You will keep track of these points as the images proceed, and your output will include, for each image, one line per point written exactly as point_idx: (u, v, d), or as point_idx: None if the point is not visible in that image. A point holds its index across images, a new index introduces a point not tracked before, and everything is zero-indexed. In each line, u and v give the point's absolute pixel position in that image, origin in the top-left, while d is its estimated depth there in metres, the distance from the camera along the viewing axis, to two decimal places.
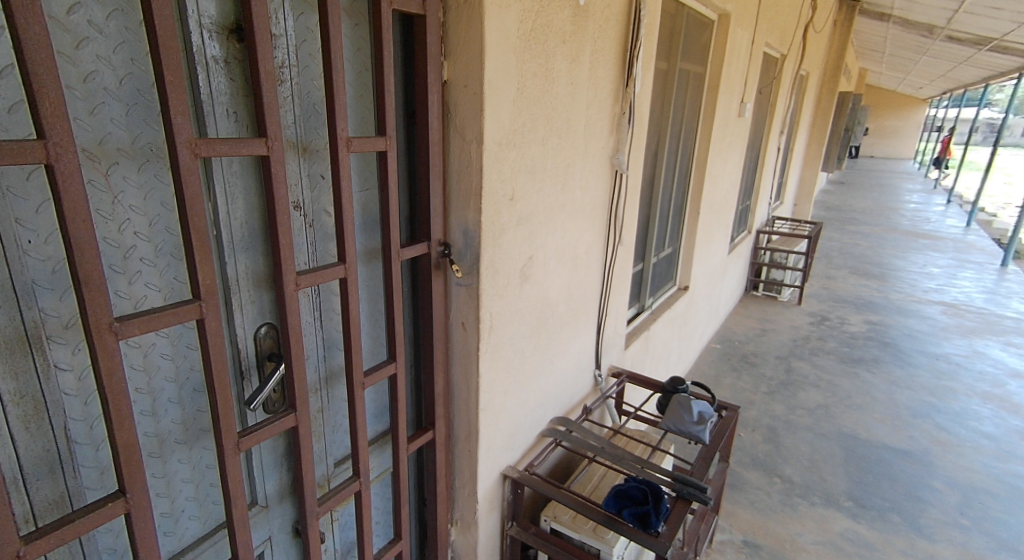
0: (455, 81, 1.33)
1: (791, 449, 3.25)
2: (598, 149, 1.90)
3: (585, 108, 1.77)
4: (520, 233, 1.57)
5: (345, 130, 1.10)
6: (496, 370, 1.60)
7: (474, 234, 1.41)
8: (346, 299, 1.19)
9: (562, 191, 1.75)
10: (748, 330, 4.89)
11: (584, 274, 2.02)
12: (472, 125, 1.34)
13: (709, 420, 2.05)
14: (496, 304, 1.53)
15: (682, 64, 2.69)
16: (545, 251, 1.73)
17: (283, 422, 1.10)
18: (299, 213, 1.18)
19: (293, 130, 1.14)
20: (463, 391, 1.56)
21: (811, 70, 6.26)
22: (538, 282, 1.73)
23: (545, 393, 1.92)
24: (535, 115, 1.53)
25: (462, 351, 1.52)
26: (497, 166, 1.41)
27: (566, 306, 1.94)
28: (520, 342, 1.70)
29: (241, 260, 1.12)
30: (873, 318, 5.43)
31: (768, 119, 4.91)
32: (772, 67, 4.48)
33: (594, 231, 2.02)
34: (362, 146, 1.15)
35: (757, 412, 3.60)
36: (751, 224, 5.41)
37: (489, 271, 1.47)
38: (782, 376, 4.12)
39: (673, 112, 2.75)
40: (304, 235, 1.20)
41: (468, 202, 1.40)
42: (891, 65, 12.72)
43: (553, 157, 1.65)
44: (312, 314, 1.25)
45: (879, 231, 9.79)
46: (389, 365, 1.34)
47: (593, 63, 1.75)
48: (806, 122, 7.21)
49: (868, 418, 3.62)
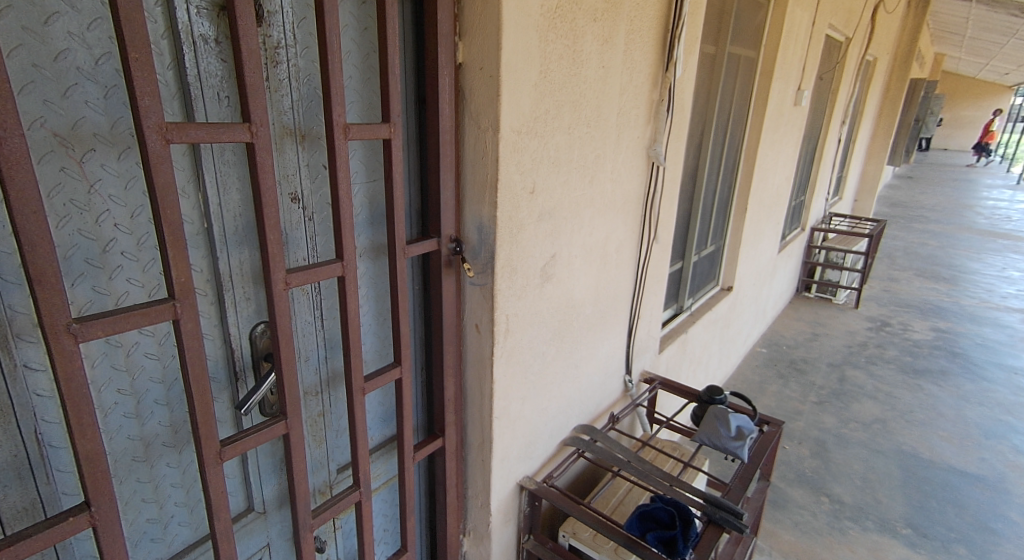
0: (470, 63, 1.23)
1: (843, 466, 3.02)
2: (633, 138, 1.76)
3: (619, 94, 1.63)
4: (541, 229, 1.47)
5: (343, 115, 1.01)
6: (513, 375, 1.50)
7: (489, 230, 1.31)
8: (345, 298, 1.11)
9: (590, 185, 1.62)
10: (798, 334, 4.62)
11: (614, 274, 1.89)
12: (488, 111, 1.23)
13: (749, 435, 1.89)
14: (513, 305, 1.43)
15: (733, 48, 2.50)
16: (570, 249, 1.61)
17: (273, 429, 1.03)
18: (297, 205, 1.10)
19: (291, 115, 1.06)
20: (476, 396, 1.47)
21: (880, 55, 5.84)
22: (562, 281, 1.61)
23: (567, 399, 1.81)
24: (560, 102, 1.41)
25: (476, 354, 1.43)
26: (516, 156, 1.30)
27: (594, 308, 1.83)
28: (540, 346, 1.60)
29: (235, 255, 1.05)
30: (941, 325, 5.04)
31: (829, 108, 4.60)
32: (834, 51, 4.17)
33: (626, 227, 1.88)
34: (363, 133, 1.06)
35: (805, 424, 3.37)
36: (805, 221, 5.12)
37: (506, 271, 1.37)
38: (834, 384, 3.86)
39: (721, 100, 2.57)
40: (303, 228, 1.13)
41: (482, 195, 1.29)
42: (971, 50, 11.83)
43: (580, 147, 1.53)
44: (313, 313, 1.18)
45: (951, 230, 9.15)
46: (394, 369, 1.26)
47: (628, 44, 1.61)
48: (871, 111, 6.76)
49: (932, 436, 3.34)
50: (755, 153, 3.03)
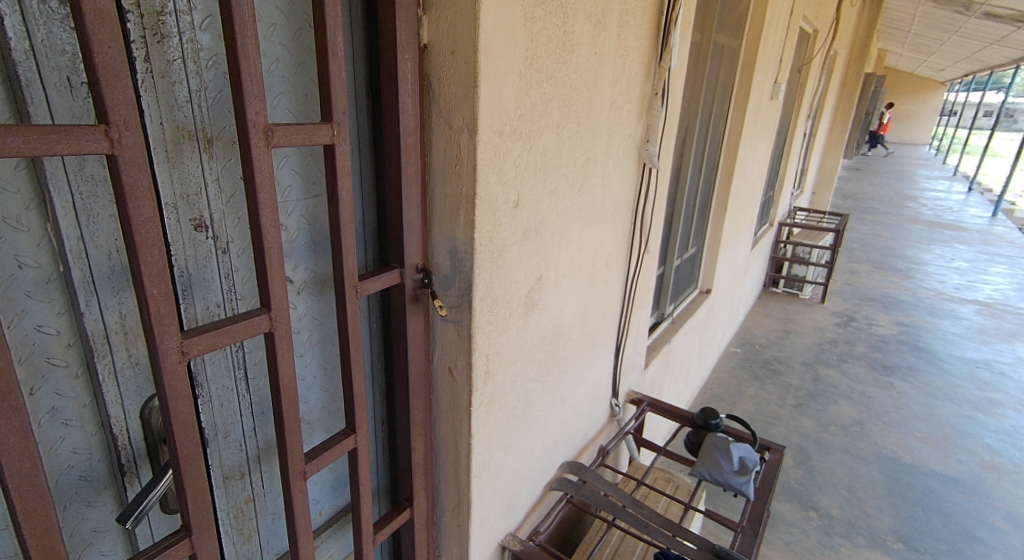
0: (439, 45, 0.96)
1: (826, 475, 2.89)
2: (625, 137, 1.52)
3: (611, 85, 1.38)
4: (526, 249, 1.21)
5: (262, 112, 0.71)
6: (494, 425, 1.24)
7: (465, 255, 1.05)
8: (276, 360, 0.81)
9: (580, 193, 1.37)
10: (769, 332, 4.52)
11: (603, 292, 1.64)
12: (462, 107, 0.97)
13: (753, 469, 1.66)
14: (494, 343, 1.17)
15: (718, 35, 2.28)
16: (557, 269, 1.35)
17: (171, 553, 0.73)
18: (204, 234, 0.81)
19: (190, 111, 0.75)
20: (450, 453, 1.20)
21: (841, 48, 5.80)
22: (548, 307, 1.36)
23: (555, 437, 1.55)
24: (548, 96, 1.15)
25: (449, 405, 1.16)
26: (497, 163, 1.04)
27: (581, 332, 1.57)
28: (525, 384, 1.34)
29: (110, 308, 0.75)
30: (903, 319, 5.05)
31: (798, 101, 4.49)
32: (805, 43, 4.04)
33: (616, 239, 1.64)
34: (294, 136, 0.77)
35: (785, 430, 3.23)
36: (773, 217, 5.04)
37: (485, 303, 1.10)
38: (810, 384, 3.75)
39: (706, 92, 2.36)
40: (214, 265, 0.83)
41: (456, 212, 1.03)
42: (914, 45, 12.18)
43: (569, 150, 1.28)
44: (234, 375, 0.88)
45: (900, 221, 9.38)
46: (345, 440, 0.96)
47: (623, 26, 1.36)
48: (831, 105, 6.77)
49: (909, 437, 3.26)
50: (735, 148, 2.85)
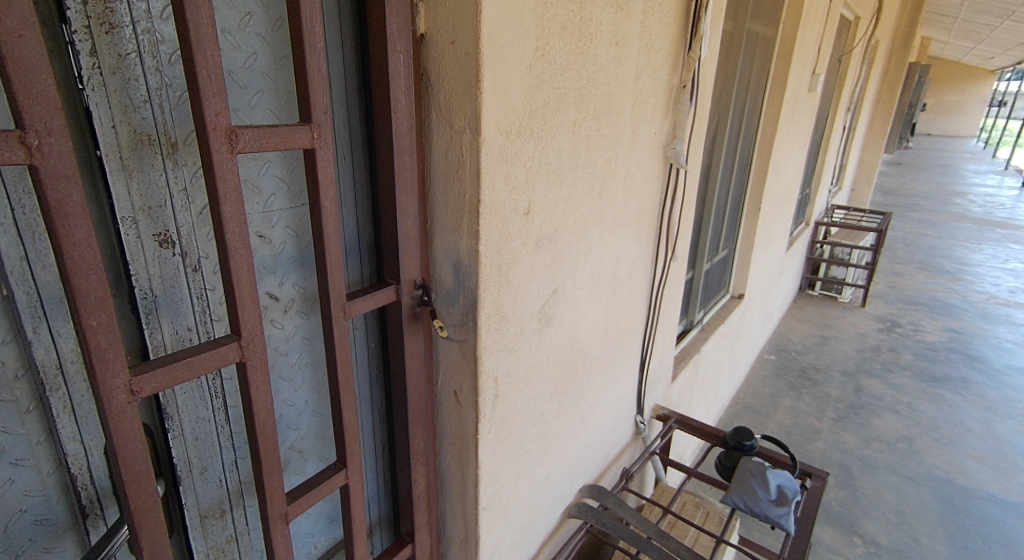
0: (437, 35, 0.86)
1: (872, 498, 2.70)
2: (649, 135, 1.40)
3: (634, 78, 1.26)
4: (539, 259, 1.10)
5: (224, 113, 0.62)
6: (505, 452, 1.13)
7: (468, 268, 0.95)
8: (249, 393, 0.72)
9: (600, 197, 1.26)
10: (806, 338, 4.31)
11: (625, 303, 1.52)
12: (463, 103, 0.87)
13: (793, 499, 1.51)
14: (504, 364, 1.07)
15: (752, 23, 2.13)
16: (574, 280, 1.24)
17: None
18: (170, 250, 0.72)
19: (149, 112, 0.67)
20: (456, 484, 1.10)
21: (883, 36, 5.51)
22: (565, 322, 1.25)
23: (574, 459, 1.43)
24: (563, 90, 1.04)
25: (454, 431, 1.06)
26: (504, 167, 0.94)
27: (602, 347, 1.45)
28: (540, 405, 1.23)
29: (61, 334, 0.66)
30: (953, 325, 4.76)
31: (837, 94, 4.26)
32: (845, 31, 3.82)
33: (640, 245, 1.52)
34: (265, 140, 0.67)
35: (825, 445, 3.04)
36: (809, 215, 4.81)
37: (493, 321, 1.00)
38: (852, 396, 3.55)
39: (738, 86, 2.20)
40: (184, 284, 0.74)
41: (459, 222, 0.93)
42: (960, 32, 11.61)
43: (587, 150, 1.16)
44: (211, 405, 0.80)
45: (946, 219, 8.95)
46: (335, 476, 0.87)
47: (647, 13, 1.24)
48: (871, 97, 6.46)
49: (963, 457, 3.04)
50: (770, 145, 2.68)
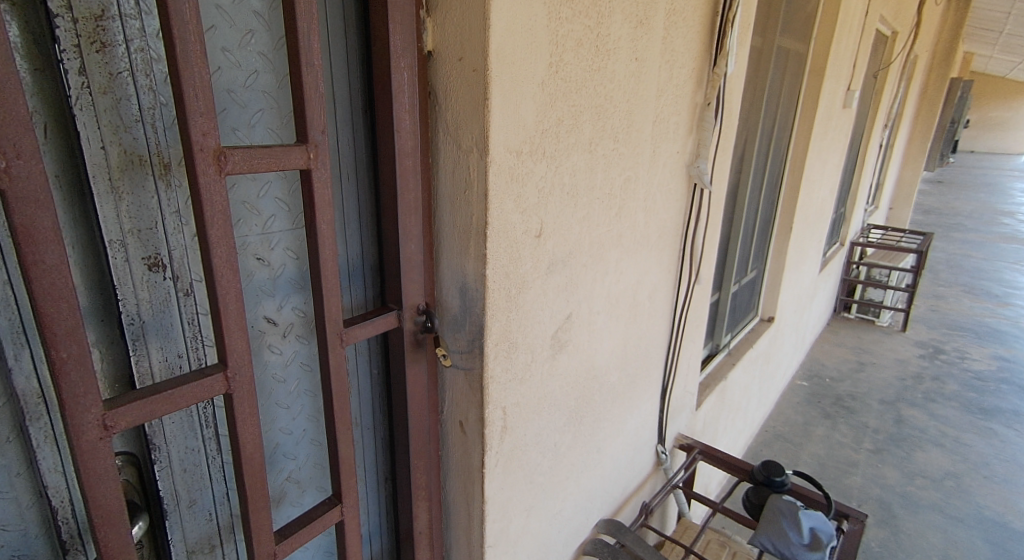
0: (445, 51, 0.83)
1: (916, 539, 2.51)
2: (672, 154, 1.34)
3: (656, 96, 1.22)
4: (552, 283, 1.05)
5: (212, 133, 0.59)
6: (514, 485, 1.08)
7: (475, 293, 0.90)
8: (235, 426, 0.68)
9: (618, 219, 1.20)
10: (841, 364, 4.14)
11: (645, 328, 1.46)
12: (471, 121, 0.83)
13: (827, 544, 1.41)
14: (513, 393, 1.01)
15: (782, 38, 2.06)
16: (590, 304, 1.19)
17: None
18: (161, 274, 0.69)
19: (141, 132, 0.65)
20: (461, 519, 1.05)
21: (922, 51, 5.36)
22: (580, 348, 1.19)
23: (589, 492, 1.36)
24: (578, 108, 1.00)
25: (460, 463, 1.01)
26: (514, 188, 0.90)
27: (621, 374, 1.39)
28: (552, 436, 1.17)
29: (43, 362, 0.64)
30: (1003, 353, 4.50)
31: (873, 111, 4.13)
32: (881, 47, 3.71)
33: (661, 268, 1.46)
34: (257, 161, 0.64)
35: (862, 479, 2.88)
36: (844, 236, 4.66)
37: (501, 349, 0.95)
38: (892, 427, 3.36)
39: (768, 103, 2.13)
40: (175, 309, 0.71)
41: (466, 244, 0.89)
42: (1006, 47, 11.22)
43: (604, 170, 1.12)
44: (201, 435, 0.77)
45: (993, 240, 8.57)
46: (329, 512, 0.83)
47: (669, 28, 1.20)
48: (910, 114, 6.28)
49: (1018, 497, 2.81)
50: (802, 164, 2.58)
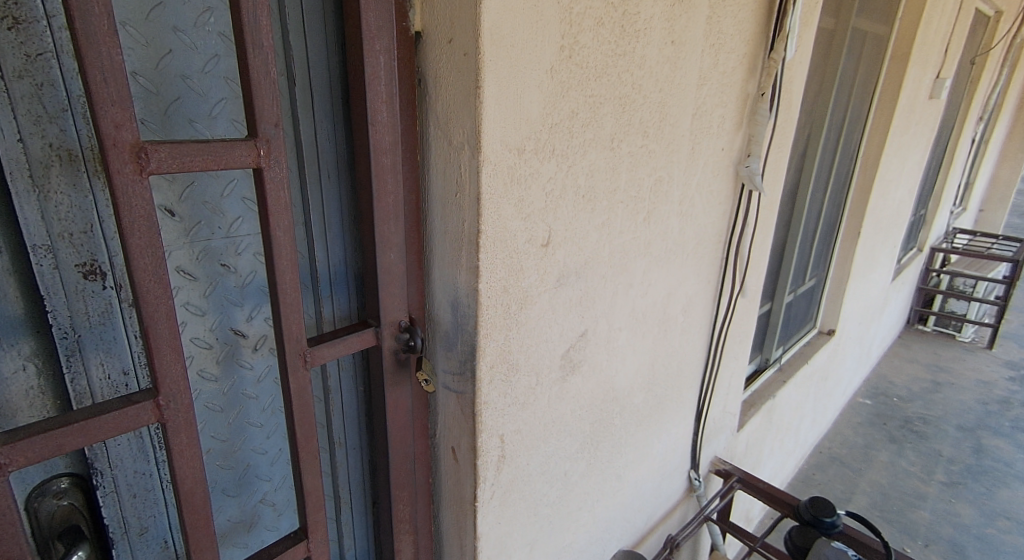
0: (434, 33, 0.72)
1: None
2: (715, 151, 1.18)
3: (697, 84, 1.06)
4: (563, 298, 0.93)
5: (127, 126, 0.51)
6: (513, 520, 0.97)
7: (466, 310, 0.80)
8: (171, 457, 0.61)
9: (646, 224, 1.06)
10: (913, 382, 3.79)
11: (678, 344, 1.31)
12: (461, 114, 0.72)
13: None
14: (511, 420, 0.90)
15: (858, 21, 1.83)
16: (610, 319, 1.06)
17: None
18: (98, 283, 0.62)
19: (70, 123, 0.57)
20: (453, 553, 0.95)
21: None
22: (596, 370, 1.06)
23: (606, 522, 1.24)
24: (598, 99, 0.87)
25: (451, 493, 0.92)
26: (515, 191, 0.78)
27: (647, 395, 1.26)
28: (561, 464, 1.05)
29: None
30: None
31: (966, 102, 3.73)
32: (979, 31, 3.32)
33: (699, 279, 1.30)
34: (190, 158, 0.55)
35: (931, 516, 2.60)
36: (924, 241, 4.27)
37: (496, 372, 0.84)
38: (970, 458, 3.02)
39: (837, 94, 1.90)
40: (117, 321, 0.64)
41: (457, 254, 0.78)
42: None
43: (630, 169, 0.98)
44: (151, 458, 0.70)
45: None
46: (292, 548, 0.75)
47: (716, 6, 1.04)
48: (1009, 107, 5.68)
49: None
50: (875, 162, 2.32)
